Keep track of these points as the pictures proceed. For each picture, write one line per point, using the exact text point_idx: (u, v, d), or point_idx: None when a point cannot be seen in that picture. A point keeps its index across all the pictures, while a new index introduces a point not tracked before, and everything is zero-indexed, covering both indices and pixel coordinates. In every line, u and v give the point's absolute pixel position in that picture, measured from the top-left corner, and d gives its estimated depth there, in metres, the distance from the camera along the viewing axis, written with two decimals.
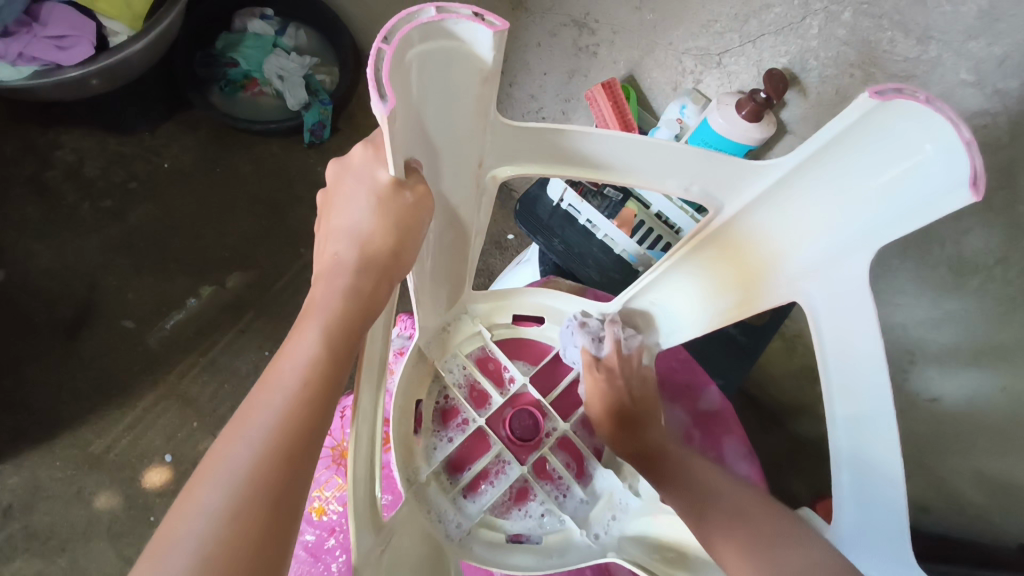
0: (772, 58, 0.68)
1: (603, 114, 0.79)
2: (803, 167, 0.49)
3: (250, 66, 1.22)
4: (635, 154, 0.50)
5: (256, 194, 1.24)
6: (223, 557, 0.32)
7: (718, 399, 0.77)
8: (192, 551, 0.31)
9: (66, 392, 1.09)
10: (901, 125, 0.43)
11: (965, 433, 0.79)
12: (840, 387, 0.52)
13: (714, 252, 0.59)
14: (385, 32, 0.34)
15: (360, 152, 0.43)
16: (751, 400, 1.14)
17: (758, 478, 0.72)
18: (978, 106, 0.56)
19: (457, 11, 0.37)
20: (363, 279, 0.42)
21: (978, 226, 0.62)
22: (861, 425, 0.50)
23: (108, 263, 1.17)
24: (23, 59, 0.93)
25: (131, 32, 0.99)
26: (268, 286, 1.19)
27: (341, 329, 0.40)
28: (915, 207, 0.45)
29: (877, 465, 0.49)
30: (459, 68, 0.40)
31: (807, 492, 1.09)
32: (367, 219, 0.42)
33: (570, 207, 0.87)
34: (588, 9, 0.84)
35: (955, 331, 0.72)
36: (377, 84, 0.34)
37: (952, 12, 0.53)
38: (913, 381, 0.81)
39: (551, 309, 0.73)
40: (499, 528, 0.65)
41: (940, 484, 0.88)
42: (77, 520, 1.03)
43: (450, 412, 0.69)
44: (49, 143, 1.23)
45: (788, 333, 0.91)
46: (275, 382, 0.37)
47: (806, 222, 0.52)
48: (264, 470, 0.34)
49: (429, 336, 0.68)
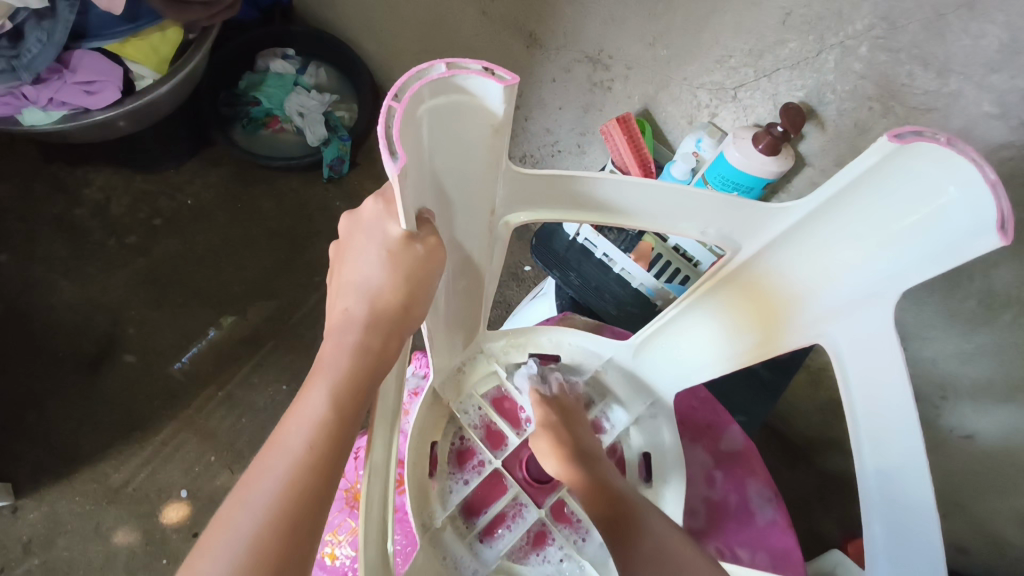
0: (788, 93, 0.67)
1: (618, 148, 0.79)
2: (821, 208, 0.48)
3: (272, 104, 1.26)
4: (648, 198, 0.49)
5: (275, 229, 1.26)
6: None
7: (740, 438, 0.75)
8: None
9: (88, 427, 1.10)
10: (921, 168, 0.42)
11: (1004, 471, 0.76)
12: (868, 436, 0.50)
13: (731, 292, 0.58)
14: (396, 88, 0.34)
15: (371, 206, 0.43)
16: (775, 434, 1.11)
17: (784, 522, 0.71)
18: (1003, 138, 0.54)
19: (467, 66, 0.36)
20: (372, 335, 0.42)
21: (1008, 259, 0.60)
22: (894, 477, 0.48)
23: (131, 298, 1.19)
24: (53, 104, 0.97)
25: (157, 76, 1.02)
26: (286, 318, 1.20)
27: (348, 388, 0.40)
28: (940, 250, 0.44)
29: (913, 522, 0.47)
30: (470, 121, 0.40)
31: (837, 530, 1.06)
32: (377, 275, 0.41)
33: (586, 241, 0.87)
34: (602, 46, 0.84)
35: (987, 365, 0.69)
36: (387, 141, 0.34)
37: (972, 45, 0.52)
38: (946, 418, 0.78)
39: (568, 348, 0.71)
40: (517, 574, 0.64)
41: (979, 526, 0.84)
42: (95, 556, 1.03)
43: (466, 453, 0.67)
44: (77, 182, 1.26)
45: (813, 366, 0.90)
46: (280, 445, 0.37)
47: (827, 264, 0.51)
48: (266, 539, 0.34)
49: (443, 377, 0.67)
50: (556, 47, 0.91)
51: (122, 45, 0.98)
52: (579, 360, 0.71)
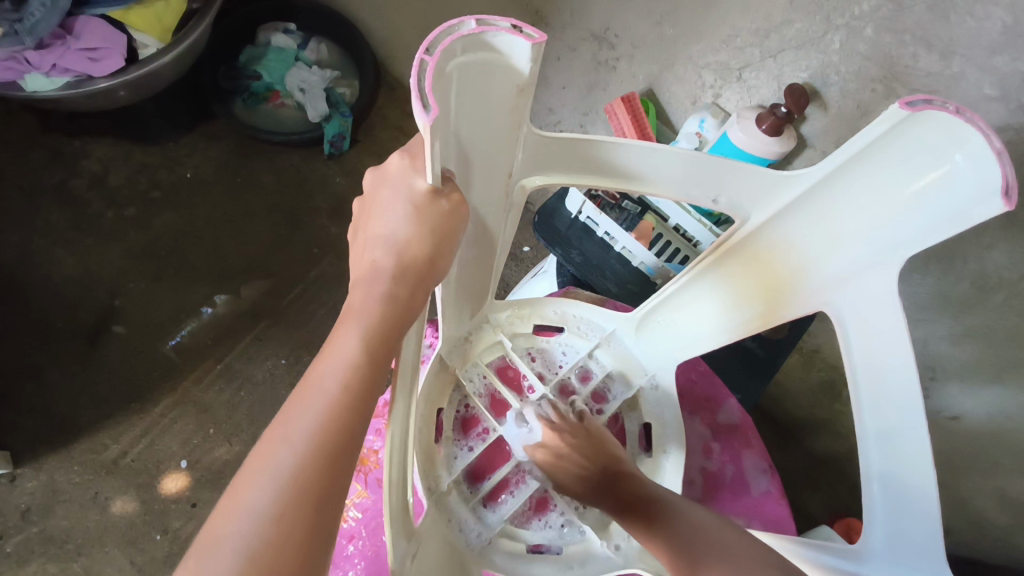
0: (792, 73, 0.68)
1: (622, 127, 0.80)
2: (831, 178, 0.50)
3: (273, 78, 1.25)
4: (663, 164, 0.50)
5: (275, 204, 1.26)
6: (269, 555, 0.33)
7: (737, 411, 0.77)
8: (240, 547, 0.33)
9: (86, 398, 1.10)
10: (930, 136, 0.44)
11: (988, 452, 0.78)
12: (868, 400, 0.52)
13: (737, 262, 0.60)
14: (427, 43, 0.35)
15: (397, 161, 0.45)
16: (766, 415, 1.13)
17: (778, 493, 0.73)
18: (1002, 121, 0.56)
19: (496, 24, 0.38)
20: (400, 285, 0.43)
21: (1001, 242, 0.62)
22: (892, 436, 0.50)
23: (130, 270, 1.19)
24: (56, 70, 0.96)
25: (160, 45, 1.01)
26: (283, 294, 1.20)
27: (379, 335, 0.41)
28: (943, 217, 0.46)
29: (912, 480, 0.49)
30: (497, 79, 0.41)
31: (822, 508, 1.08)
32: (403, 227, 0.43)
33: (588, 219, 0.88)
34: (609, 25, 0.85)
35: (978, 347, 0.71)
36: (419, 94, 0.35)
37: (976, 27, 0.53)
38: (934, 399, 0.80)
39: (573, 319, 0.72)
40: (519, 538, 0.65)
41: (963, 505, 0.87)
42: (93, 524, 1.04)
43: (470, 421, 0.68)
44: (75, 152, 1.25)
45: (806, 348, 0.92)
46: (315, 386, 0.38)
47: (832, 233, 0.53)
48: (305, 472, 0.35)
49: (450, 345, 0.68)
50: (562, 25, 0.91)
51: (126, 12, 0.97)
52: (585, 331, 0.72)
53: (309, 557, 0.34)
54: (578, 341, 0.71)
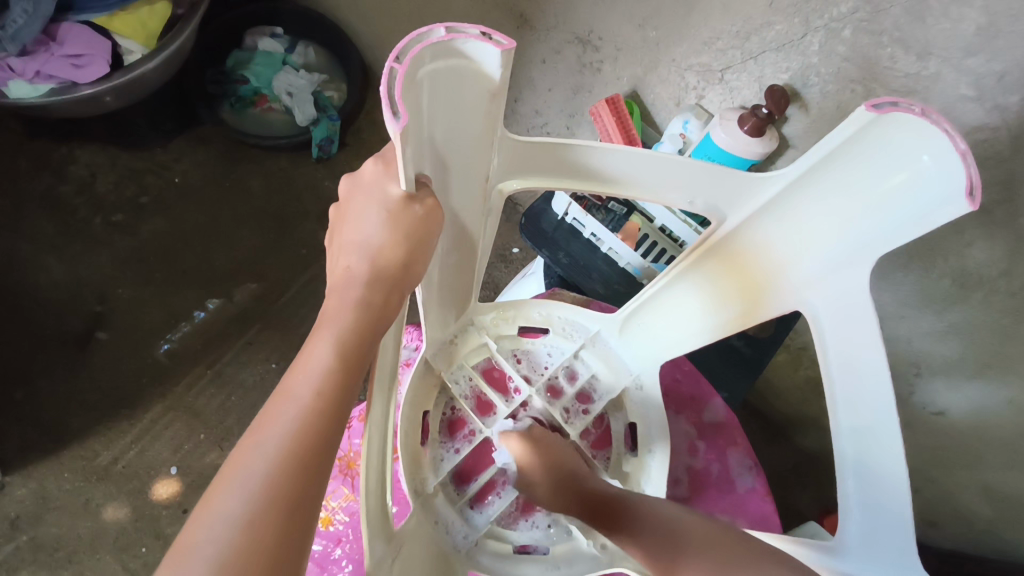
0: (773, 74, 0.69)
1: (607, 128, 0.80)
2: (803, 179, 0.50)
3: (260, 83, 1.25)
4: (638, 167, 0.51)
5: (264, 208, 1.26)
6: (242, 562, 0.33)
7: (723, 410, 0.78)
8: (211, 555, 0.33)
9: (75, 405, 1.10)
10: (898, 137, 0.45)
11: (972, 448, 0.79)
12: (842, 398, 0.53)
13: (716, 263, 0.61)
14: (397, 51, 0.36)
15: (371, 168, 0.46)
16: (755, 413, 1.14)
17: (763, 489, 0.73)
18: (978, 120, 0.56)
19: (465, 31, 0.38)
20: (374, 291, 0.43)
21: (980, 239, 0.63)
22: (866, 434, 0.51)
23: (119, 276, 1.18)
24: (40, 77, 0.96)
25: (146, 51, 1.02)
26: (274, 298, 1.20)
27: (353, 340, 0.41)
28: (912, 217, 0.47)
29: (886, 477, 0.50)
30: (468, 86, 0.42)
31: (813, 505, 1.09)
32: (378, 233, 0.44)
33: (575, 220, 0.89)
34: (593, 27, 0.85)
35: (960, 343, 0.72)
36: (389, 100, 0.35)
37: (951, 29, 0.53)
38: (919, 395, 0.81)
39: (557, 320, 0.72)
40: (506, 539, 0.65)
41: (949, 500, 0.88)
42: (84, 531, 1.04)
43: (457, 423, 0.68)
44: (63, 158, 1.25)
45: (794, 345, 0.93)
46: (290, 393, 0.38)
47: (807, 234, 0.54)
48: (278, 478, 0.35)
49: (436, 348, 0.68)
50: (548, 28, 0.92)
51: (110, 19, 0.98)
52: (568, 333, 0.72)
53: (284, 559, 0.34)
54: (562, 342, 0.72)
